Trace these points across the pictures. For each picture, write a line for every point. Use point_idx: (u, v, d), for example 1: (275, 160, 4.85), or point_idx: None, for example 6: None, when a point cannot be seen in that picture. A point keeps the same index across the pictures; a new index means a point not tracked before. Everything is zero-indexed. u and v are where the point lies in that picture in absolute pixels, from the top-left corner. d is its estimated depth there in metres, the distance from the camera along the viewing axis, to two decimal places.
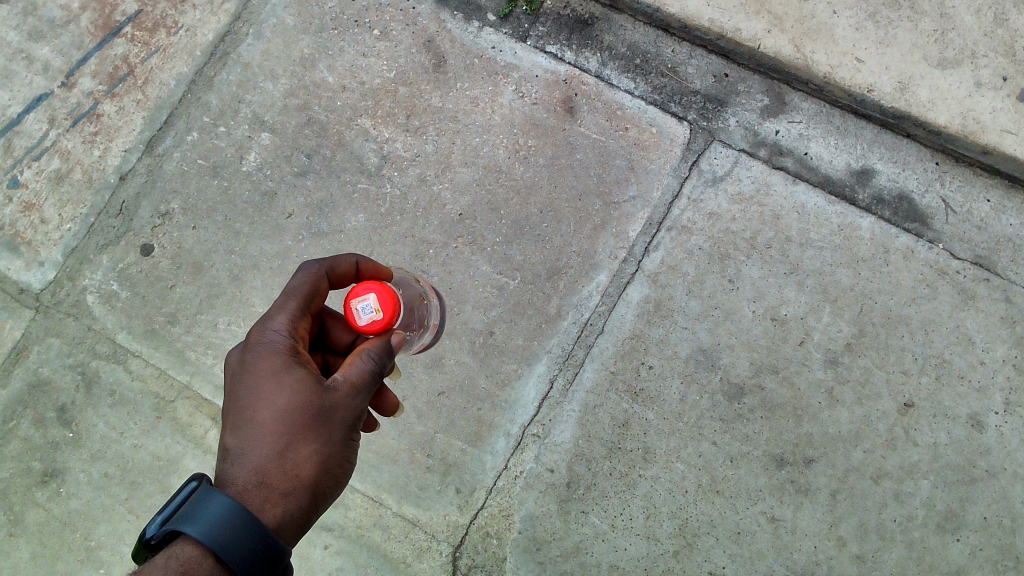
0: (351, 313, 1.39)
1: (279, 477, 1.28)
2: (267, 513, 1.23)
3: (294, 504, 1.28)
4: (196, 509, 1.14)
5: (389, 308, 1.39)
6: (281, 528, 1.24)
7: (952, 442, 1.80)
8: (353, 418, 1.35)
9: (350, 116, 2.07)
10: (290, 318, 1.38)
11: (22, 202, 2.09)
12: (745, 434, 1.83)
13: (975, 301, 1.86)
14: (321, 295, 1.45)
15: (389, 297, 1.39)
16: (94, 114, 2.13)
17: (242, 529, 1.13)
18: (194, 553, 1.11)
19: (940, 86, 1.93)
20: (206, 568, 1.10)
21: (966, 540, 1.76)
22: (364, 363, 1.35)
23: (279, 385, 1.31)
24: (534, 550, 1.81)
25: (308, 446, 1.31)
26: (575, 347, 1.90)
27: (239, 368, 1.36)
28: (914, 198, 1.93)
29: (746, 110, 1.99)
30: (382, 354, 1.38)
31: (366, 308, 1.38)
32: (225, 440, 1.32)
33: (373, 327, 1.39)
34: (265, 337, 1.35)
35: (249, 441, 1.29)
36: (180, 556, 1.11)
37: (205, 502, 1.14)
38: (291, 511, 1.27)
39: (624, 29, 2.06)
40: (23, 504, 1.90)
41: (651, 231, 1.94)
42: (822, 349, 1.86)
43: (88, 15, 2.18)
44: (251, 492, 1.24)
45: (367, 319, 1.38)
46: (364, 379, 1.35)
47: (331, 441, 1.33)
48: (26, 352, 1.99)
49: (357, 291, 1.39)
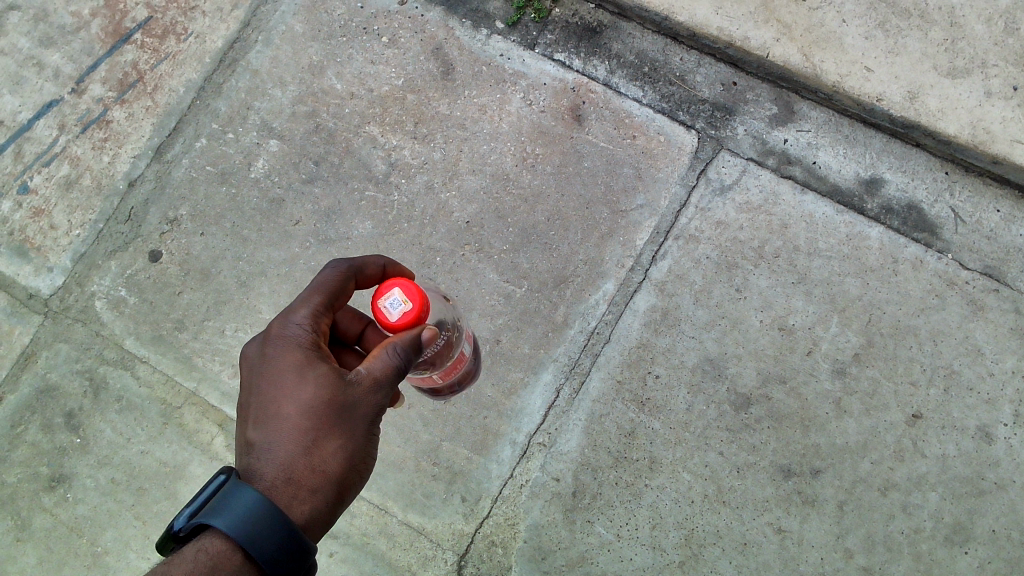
0: (379, 313, 1.27)
1: (306, 473, 1.28)
2: (295, 511, 1.25)
3: (321, 500, 1.28)
4: (223, 503, 1.13)
5: (416, 296, 1.27)
6: (309, 525, 1.26)
7: (961, 454, 1.79)
8: (377, 413, 1.33)
9: (358, 123, 2.07)
10: (313, 313, 1.35)
11: (32, 208, 2.10)
12: (752, 444, 1.82)
13: (984, 311, 1.85)
14: (346, 291, 1.42)
15: (414, 285, 1.28)
16: (104, 120, 2.14)
17: (272, 525, 1.13)
18: (223, 547, 1.11)
19: (950, 95, 1.92)
20: (235, 563, 1.11)
21: (974, 553, 1.74)
22: (390, 357, 1.27)
23: (303, 381, 1.29)
24: (540, 560, 1.81)
25: (334, 440, 1.30)
26: (582, 356, 1.89)
27: (261, 361, 1.33)
28: (923, 208, 1.92)
29: (754, 119, 1.98)
30: (410, 349, 1.27)
31: (395, 302, 1.26)
32: (249, 433, 1.31)
33: (406, 321, 1.27)
34: (287, 331, 1.33)
35: (274, 436, 1.28)
36: (209, 550, 1.11)
37: (234, 497, 1.14)
38: (319, 507, 1.28)
39: (633, 36, 2.06)
40: (30, 509, 1.91)
41: (659, 239, 1.94)
42: (830, 359, 1.85)
43: (98, 22, 2.19)
44: (280, 488, 1.25)
45: (398, 314, 1.27)
46: (387, 374, 1.29)
47: (355, 436, 1.32)
48: (34, 357, 2.00)
49: (379, 288, 1.27)
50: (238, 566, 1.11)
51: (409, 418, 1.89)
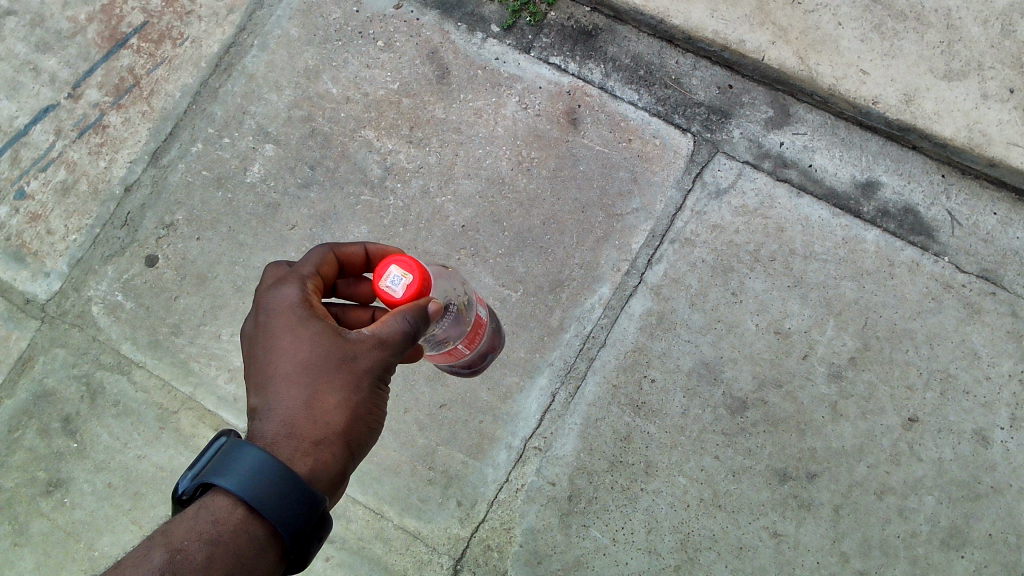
0: (384, 294, 1.28)
1: (309, 427, 1.22)
2: (299, 463, 1.18)
3: (329, 454, 1.22)
4: (226, 461, 1.11)
5: (414, 268, 1.29)
6: (315, 478, 1.19)
7: (957, 458, 1.78)
8: (381, 367, 1.28)
9: (353, 127, 2.07)
10: (300, 279, 1.32)
11: (28, 213, 2.10)
12: (747, 448, 1.82)
13: (981, 314, 1.85)
14: (329, 265, 1.39)
15: (410, 259, 1.30)
16: (100, 125, 2.14)
17: (274, 479, 1.10)
18: (226, 504, 1.10)
19: (946, 98, 1.91)
20: (238, 519, 1.09)
21: (971, 556, 1.74)
22: (398, 323, 1.25)
23: (298, 338, 1.26)
24: (535, 564, 1.81)
25: (336, 395, 1.25)
26: (577, 360, 1.89)
27: (253, 330, 1.30)
28: (919, 211, 1.91)
29: (750, 122, 1.98)
30: (418, 317, 1.27)
31: (395, 280, 1.27)
32: (251, 400, 1.27)
33: (411, 293, 1.28)
34: (276, 297, 1.29)
35: (274, 395, 1.24)
36: (212, 507, 1.10)
37: (234, 454, 1.11)
38: (325, 461, 1.21)
39: (628, 39, 2.06)
40: (28, 514, 1.91)
41: (654, 243, 1.93)
42: (826, 362, 1.85)
43: (95, 27, 2.20)
44: (282, 443, 1.20)
45: (402, 289, 1.27)
46: (394, 337, 1.25)
47: (359, 390, 1.27)
48: (31, 363, 2.00)
49: (378, 271, 1.29)
50: (241, 521, 1.09)
51: (405, 422, 1.90)
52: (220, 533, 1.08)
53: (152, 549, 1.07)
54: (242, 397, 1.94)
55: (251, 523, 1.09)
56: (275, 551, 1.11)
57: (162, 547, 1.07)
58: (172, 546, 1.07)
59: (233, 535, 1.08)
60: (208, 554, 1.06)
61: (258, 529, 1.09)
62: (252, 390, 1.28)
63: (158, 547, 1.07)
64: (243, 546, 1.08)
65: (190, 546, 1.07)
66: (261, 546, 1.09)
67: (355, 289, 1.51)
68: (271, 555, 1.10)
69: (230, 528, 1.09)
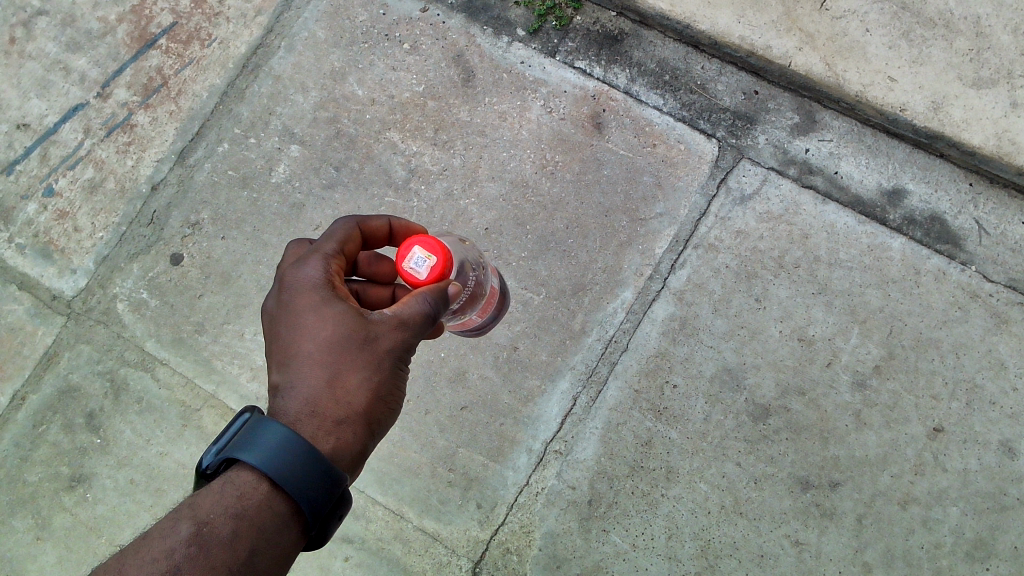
0: (408, 276, 1.32)
1: (332, 407, 1.23)
2: (321, 442, 1.19)
3: (349, 433, 1.23)
4: (251, 438, 1.11)
5: (437, 249, 1.32)
6: (336, 456, 1.20)
7: (983, 469, 1.76)
8: (402, 348, 1.28)
9: (379, 129, 2.08)
10: (323, 258, 1.32)
11: (56, 211, 2.13)
12: (770, 455, 1.81)
13: (1008, 325, 1.83)
14: (354, 241, 1.39)
15: (433, 240, 1.33)
16: (129, 124, 2.16)
17: (298, 455, 1.10)
18: (250, 479, 1.10)
19: (975, 106, 1.90)
20: (262, 494, 1.09)
21: (996, 569, 1.72)
22: (419, 304, 1.28)
23: (320, 318, 1.26)
24: (555, 568, 1.80)
25: (357, 375, 1.25)
26: (599, 365, 1.89)
27: (276, 308, 1.30)
28: (946, 219, 1.90)
29: (775, 128, 1.97)
30: (438, 298, 1.30)
31: (418, 262, 1.31)
32: (274, 377, 1.27)
33: (435, 275, 1.32)
34: (299, 275, 1.30)
35: (296, 373, 1.25)
36: (236, 482, 1.10)
37: (260, 430, 1.12)
38: (346, 441, 1.22)
39: (654, 45, 2.05)
40: (51, 508, 1.93)
41: (678, 248, 1.93)
42: (850, 371, 1.83)
43: (124, 28, 2.22)
44: (304, 421, 1.20)
45: (425, 271, 1.32)
46: (415, 319, 1.27)
47: (379, 370, 1.27)
48: (56, 358, 2.02)
49: (401, 252, 1.32)
50: (265, 497, 1.09)
51: (426, 423, 1.90)
52: (246, 508, 1.08)
53: (179, 521, 1.08)
54: (264, 395, 1.95)
55: (274, 498, 1.10)
56: (297, 527, 1.12)
57: (188, 520, 1.07)
58: (199, 519, 1.07)
59: (258, 510, 1.08)
60: (234, 529, 1.06)
61: (282, 505, 1.10)
62: (274, 367, 1.29)
63: (184, 520, 1.07)
64: (267, 521, 1.08)
65: (216, 520, 1.07)
66: (284, 521, 1.10)
67: (377, 267, 1.50)
68: (293, 531, 1.11)
69: (254, 503, 1.09)
